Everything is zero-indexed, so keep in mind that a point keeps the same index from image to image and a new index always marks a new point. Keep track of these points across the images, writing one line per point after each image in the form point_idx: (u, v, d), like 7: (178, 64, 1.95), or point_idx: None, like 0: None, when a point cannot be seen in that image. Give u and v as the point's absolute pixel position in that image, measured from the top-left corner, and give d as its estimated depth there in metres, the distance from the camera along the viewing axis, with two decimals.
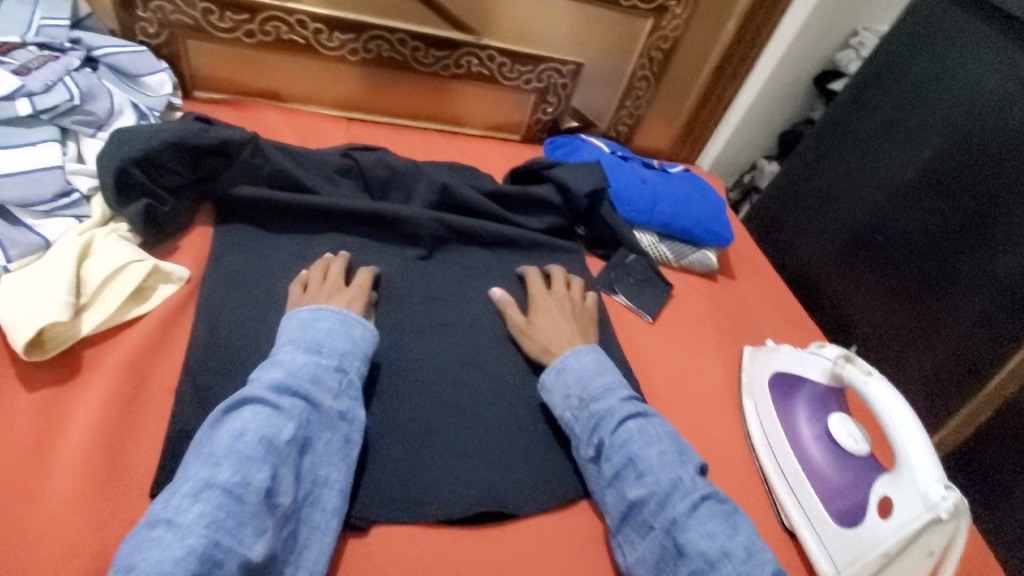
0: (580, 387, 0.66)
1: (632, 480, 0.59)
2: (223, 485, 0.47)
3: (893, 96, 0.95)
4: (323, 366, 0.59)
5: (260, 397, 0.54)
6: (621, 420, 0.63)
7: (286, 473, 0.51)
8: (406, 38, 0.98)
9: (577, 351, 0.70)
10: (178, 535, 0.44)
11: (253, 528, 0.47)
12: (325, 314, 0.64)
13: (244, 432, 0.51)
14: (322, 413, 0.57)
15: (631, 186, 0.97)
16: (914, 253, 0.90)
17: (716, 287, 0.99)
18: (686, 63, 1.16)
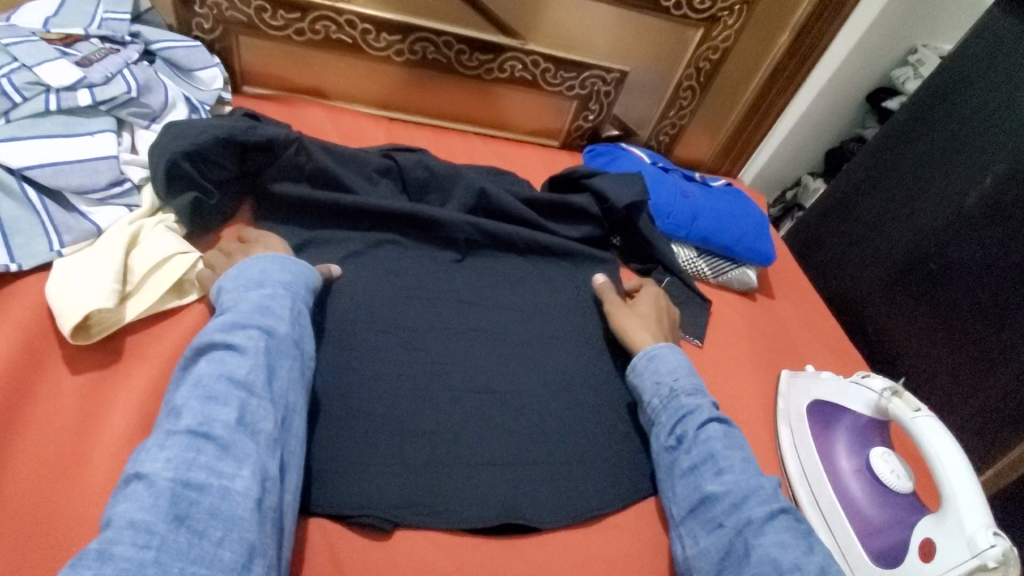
0: (672, 379, 0.68)
1: (710, 475, 0.59)
2: (186, 429, 0.48)
3: (956, 119, 0.90)
4: (273, 296, 0.60)
5: (213, 341, 0.55)
6: (706, 420, 0.64)
7: (256, 401, 0.52)
8: (452, 41, 0.98)
9: (672, 346, 0.72)
10: (152, 483, 0.44)
11: (234, 454, 0.48)
12: (252, 262, 0.64)
13: (204, 379, 0.52)
14: (278, 341, 0.57)
15: (672, 199, 0.96)
16: (968, 286, 0.86)
17: (754, 306, 0.97)
18: (734, 75, 1.13)
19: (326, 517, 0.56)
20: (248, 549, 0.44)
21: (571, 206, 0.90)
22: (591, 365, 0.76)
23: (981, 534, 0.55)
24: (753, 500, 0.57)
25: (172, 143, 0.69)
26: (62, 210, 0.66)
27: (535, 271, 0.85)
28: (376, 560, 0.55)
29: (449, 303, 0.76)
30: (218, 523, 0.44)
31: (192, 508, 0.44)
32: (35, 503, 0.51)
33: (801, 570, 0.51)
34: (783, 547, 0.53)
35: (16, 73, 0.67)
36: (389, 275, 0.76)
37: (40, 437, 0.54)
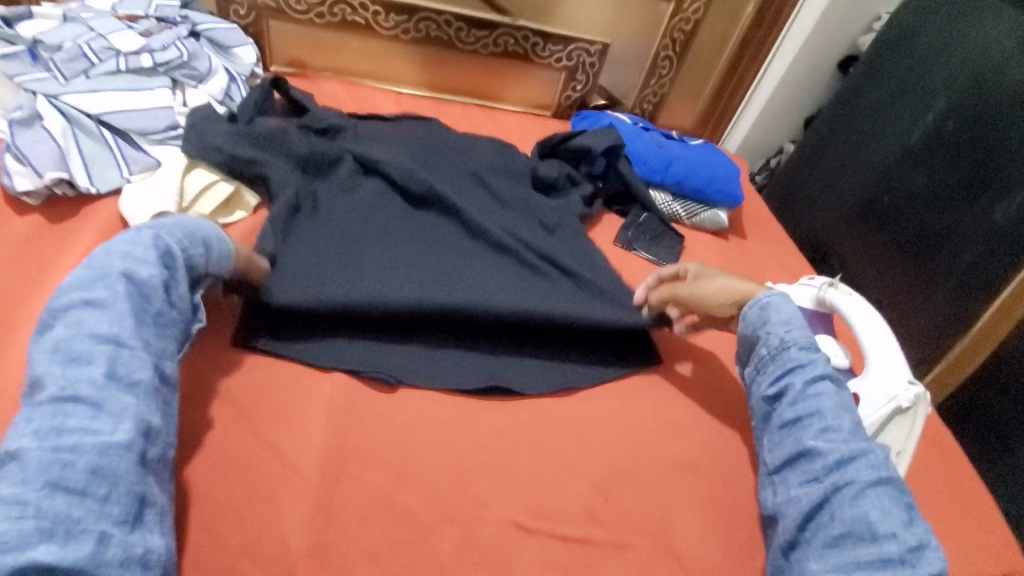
0: (784, 330, 0.66)
1: (814, 431, 0.59)
2: (51, 395, 0.48)
3: (904, 66, 1.00)
4: (138, 241, 0.58)
5: (73, 305, 0.54)
6: (820, 377, 0.62)
7: (125, 356, 0.52)
8: (452, 20, 1.13)
9: (781, 295, 0.70)
10: (21, 457, 0.45)
11: (107, 416, 0.49)
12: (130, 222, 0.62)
13: (63, 343, 0.52)
14: (145, 289, 0.56)
15: (648, 149, 1.07)
16: (917, 211, 0.94)
17: (726, 244, 1.07)
18: (707, 45, 1.25)
19: (343, 373, 0.68)
20: (135, 503, 0.48)
21: (551, 181, 0.98)
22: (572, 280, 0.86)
23: (899, 387, 0.64)
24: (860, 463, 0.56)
25: (189, 141, 0.81)
26: (129, 147, 0.80)
27: (526, 210, 0.93)
28: (384, 411, 0.66)
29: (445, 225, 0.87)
30: (103, 479, 0.46)
31: (67, 472, 0.45)
32: None
33: (897, 538, 0.51)
34: (883, 514, 0.52)
35: (94, 40, 0.83)
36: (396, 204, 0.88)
37: None
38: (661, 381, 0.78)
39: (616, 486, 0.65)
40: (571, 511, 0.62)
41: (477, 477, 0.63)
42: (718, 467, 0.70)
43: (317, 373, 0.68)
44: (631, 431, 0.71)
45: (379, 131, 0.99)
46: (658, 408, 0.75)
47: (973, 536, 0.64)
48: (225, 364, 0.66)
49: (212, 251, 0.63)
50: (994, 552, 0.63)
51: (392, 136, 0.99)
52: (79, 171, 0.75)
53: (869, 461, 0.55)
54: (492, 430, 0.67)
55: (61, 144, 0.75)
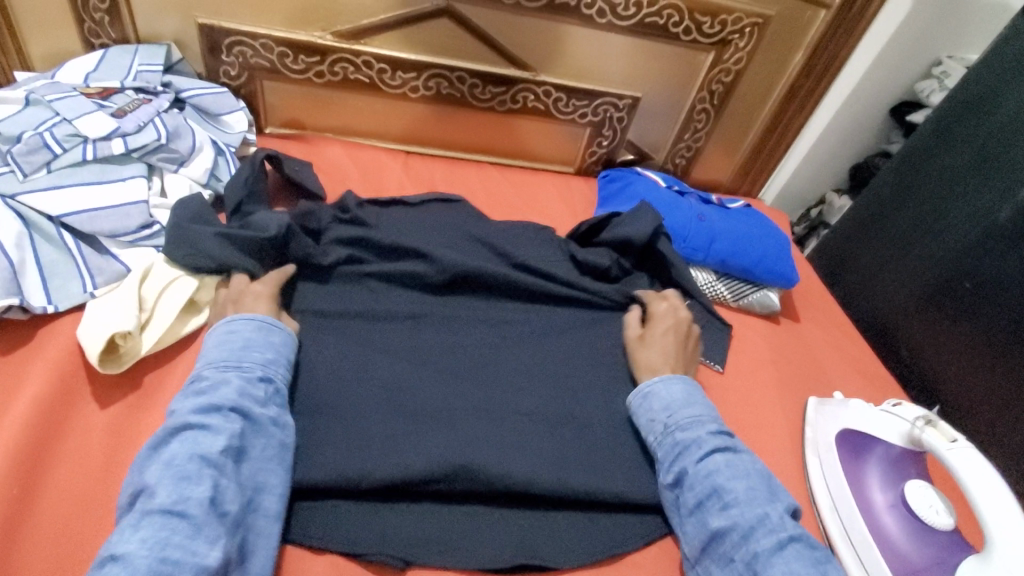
0: (666, 414, 0.67)
1: (716, 510, 0.59)
2: (161, 507, 0.48)
3: (984, 131, 0.87)
4: (247, 374, 0.59)
5: (186, 422, 0.53)
6: (707, 452, 0.63)
7: (228, 483, 0.51)
8: (465, 76, 1.01)
9: (666, 380, 0.70)
10: (125, 563, 0.44)
11: (204, 538, 0.47)
12: (241, 325, 0.63)
13: (175, 458, 0.51)
14: (256, 423, 0.57)
15: (688, 222, 0.95)
16: (1008, 303, 0.81)
17: (778, 330, 0.94)
18: (749, 95, 1.12)
19: (340, 555, 0.58)
20: None
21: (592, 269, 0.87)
22: (606, 394, 0.75)
23: None
24: (761, 531, 0.56)
25: (173, 255, 0.70)
26: (96, 253, 0.69)
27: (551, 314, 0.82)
28: None
29: (461, 330, 0.77)
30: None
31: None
32: (58, 543, 0.52)
33: None
34: None
35: (57, 126, 0.73)
36: (404, 307, 0.77)
37: (67, 473, 0.56)
38: None
39: None
40: None
41: None
42: None
43: (314, 553, 0.57)
44: None
45: (391, 219, 0.89)
46: None
47: None
48: None
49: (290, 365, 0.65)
50: None
51: (405, 220, 0.89)
52: (35, 289, 0.64)
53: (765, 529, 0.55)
54: None
55: (14, 258, 0.64)
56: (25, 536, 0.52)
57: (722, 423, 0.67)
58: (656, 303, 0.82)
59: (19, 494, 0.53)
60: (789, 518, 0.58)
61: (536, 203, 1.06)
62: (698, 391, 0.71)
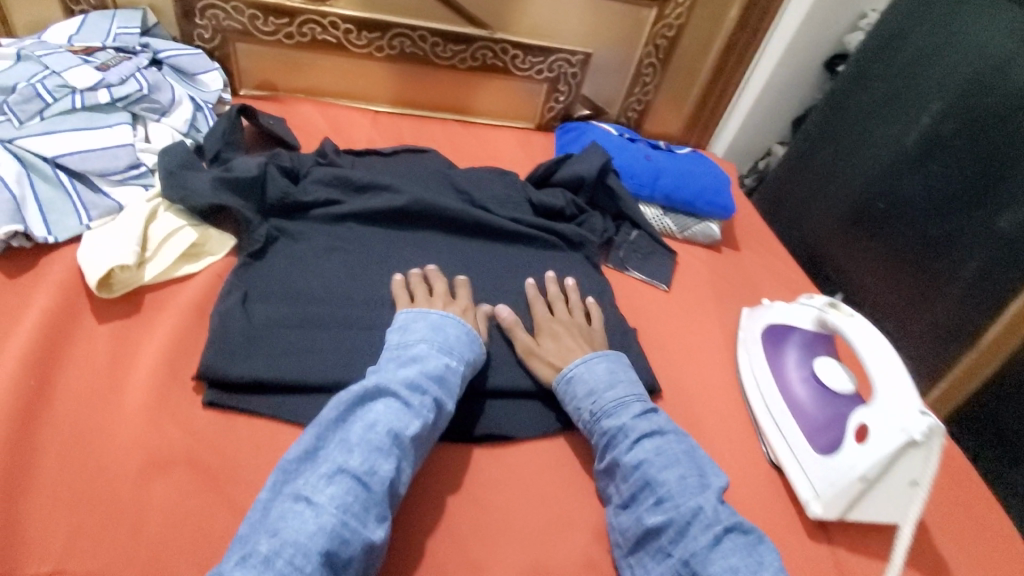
0: (592, 400, 0.68)
1: (650, 505, 0.60)
2: (354, 471, 0.55)
3: (895, 68, 0.96)
4: (451, 368, 0.66)
5: (396, 393, 0.61)
6: (636, 439, 0.64)
7: (406, 466, 0.58)
8: (427, 35, 1.09)
9: (588, 360, 0.71)
10: (316, 510, 0.52)
11: (375, 515, 0.54)
12: (453, 323, 0.70)
13: (375, 426, 0.58)
14: (441, 413, 0.63)
15: (635, 162, 1.04)
16: (914, 218, 0.91)
17: (719, 257, 1.04)
18: (691, 50, 1.21)
19: None
20: None
21: (551, 207, 0.96)
22: None
23: (910, 420, 0.61)
24: (697, 525, 0.58)
25: (167, 194, 0.77)
26: (89, 190, 0.76)
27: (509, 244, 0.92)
28: None
29: (427, 258, 0.85)
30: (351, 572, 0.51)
31: (338, 550, 0.50)
32: (72, 425, 0.59)
33: None
34: None
35: (48, 78, 0.79)
36: (375, 240, 0.85)
37: (77, 369, 0.63)
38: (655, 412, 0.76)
39: None
40: (571, 566, 0.61)
41: (471, 537, 0.60)
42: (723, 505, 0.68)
43: (297, 429, 0.64)
44: None
45: (365, 165, 0.97)
46: None
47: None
48: (196, 426, 0.61)
49: (475, 368, 0.70)
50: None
51: (377, 165, 0.97)
52: (35, 220, 0.71)
53: (701, 525, 0.57)
54: (486, 480, 0.65)
55: (16, 192, 0.70)
56: (41, 418, 0.58)
57: (646, 402, 0.69)
58: (541, 309, 0.79)
59: (35, 384, 0.60)
60: (722, 505, 0.60)
61: (497, 153, 1.15)
62: (622, 368, 0.72)
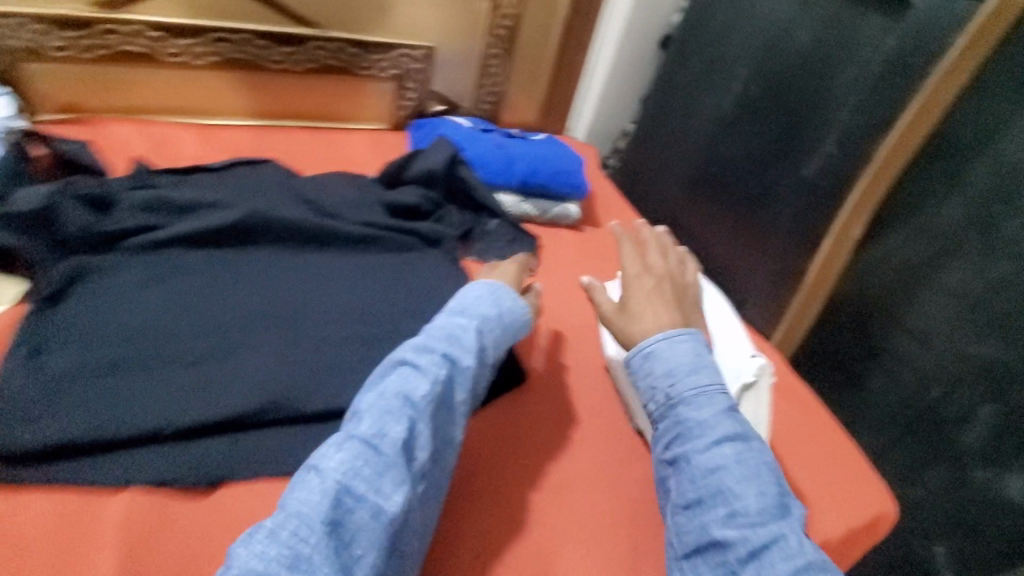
0: (669, 383, 0.66)
1: (722, 516, 0.57)
2: (363, 437, 0.56)
3: (707, 41, 1.04)
4: (463, 329, 0.68)
5: (406, 361, 0.63)
6: (716, 441, 0.61)
7: (420, 428, 0.58)
8: (251, 38, 1.02)
9: (673, 338, 0.68)
10: (322, 477, 0.53)
11: (390, 480, 0.54)
12: (476, 286, 0.75)
13: (387, 391, 0.60)
14: (455, 368, 0.65)
15: (488, 151, 1.04)
16: (742, 175, 0.98)
17: (580, 236, 1.07)
18: (533, 37, 1.23)
19: (143, 487, 0.59)
20: None
21: (405, 206, 0.93)
22: (416, 309, 0.81)
23: (747, 365, 0.74)
24: (775, 551, 0.54)
25: None
26: None
27: (361, 249, 0.88)
28: (198, 520, 0.58)
29: (269, 277, 0.79)
30: (359, 542, 0.51)
31: (343, 517, 0.51)
32: None
33: None
34: None
35: None
36: (206, 265, 0.78)
37: None
38: (523, 400, 0.77)
39: (479, 525, 0.64)
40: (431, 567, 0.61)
41: None
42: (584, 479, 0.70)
43: (113, 493, 0.58)
44: (490, 462, 0.70)
45: (195, 182, 0.88)
46: (522, 429, 0.74)
47: (834, 492, 0.73)
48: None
49: (506, 328, 0.72)
50: (826, 502, 0.71)
51: (209, 181, 0.89)
52: None
53: (781, 554, 0.52)
54: None
55: None
56: None
57: (730, 397, 0.65)
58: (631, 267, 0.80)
59: None
60: (807, 536, 0.55)
61: (349, 157, 1.10)
62: (705, 354, 0.68)
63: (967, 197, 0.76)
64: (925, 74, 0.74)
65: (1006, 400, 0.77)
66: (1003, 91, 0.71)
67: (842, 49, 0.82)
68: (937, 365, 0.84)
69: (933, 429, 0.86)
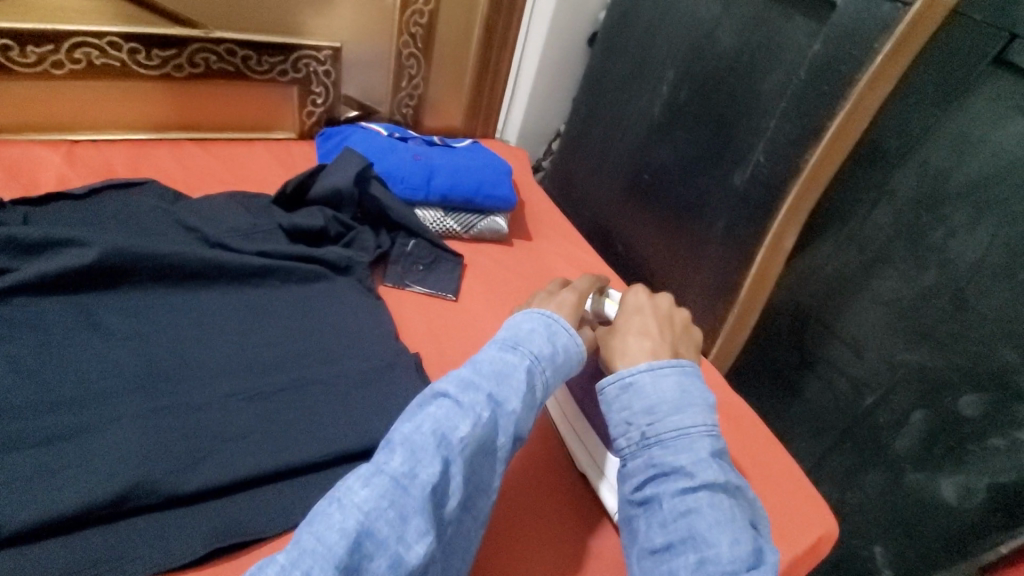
0: (648, 415, 0.55)
1: (691, 569, 0.47)
2: (393, 473, 0.46)
3: (633, 39, 0.98)
4: (515, 364, 0.56)
5: (447, 391, 0.53)
6: (692, 486, 0.51)
7: (456, 471, 0.49)
8: (119, 41, 0.88)
9: (657, 370, 0.57)
10: (343, 509, 0.44)
11: (416, 529, 0.45)
12: (532, 316, 0.62)
13: (421, 425, 0.50)
14: (499, 407, 0.54)
15: (403, 164, 0.95)
16: (672, 181, 0.94)
17: (510, 251, 0.99)
18: (451, 35, 1.14)
19: None
20: None
21: (307, 230, 0.84)
22: (320, 350, 0.72)
23: None
24: None
25: None
26: None
27: (257, 284, 0.77)
28: None
29: (143, 325, 0.68)
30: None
31: (360, 564, 0.42)
32: None
33: None
34: None
35: None
36: (62, 316, 0.66)
37: None
38: None
39: None
40: None
41: None
42: (516, 535, 0.62)
43: None
44: None
45: (56, 215, 0.76)
46: None
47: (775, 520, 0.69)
48: None
49: (564, 360, 0.61)
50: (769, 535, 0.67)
51: (79, 216, 0.77)
52: None
53: None
54: None
55: None
56: None
57: (716, 436, 0.54)
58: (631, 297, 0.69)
59: None
60: None
61: (248, 173, 0.98)
62: (698, 388, 0.57)
63: (894, 205, 0.76)
64: (853, 79, 0.69)
65: (937, 407, 0.76)
66: (929, 100, 0.70)
67: (766, 51, 0.78)
68: (871, 372, 0.82)
69: (868, 434, 0.85)
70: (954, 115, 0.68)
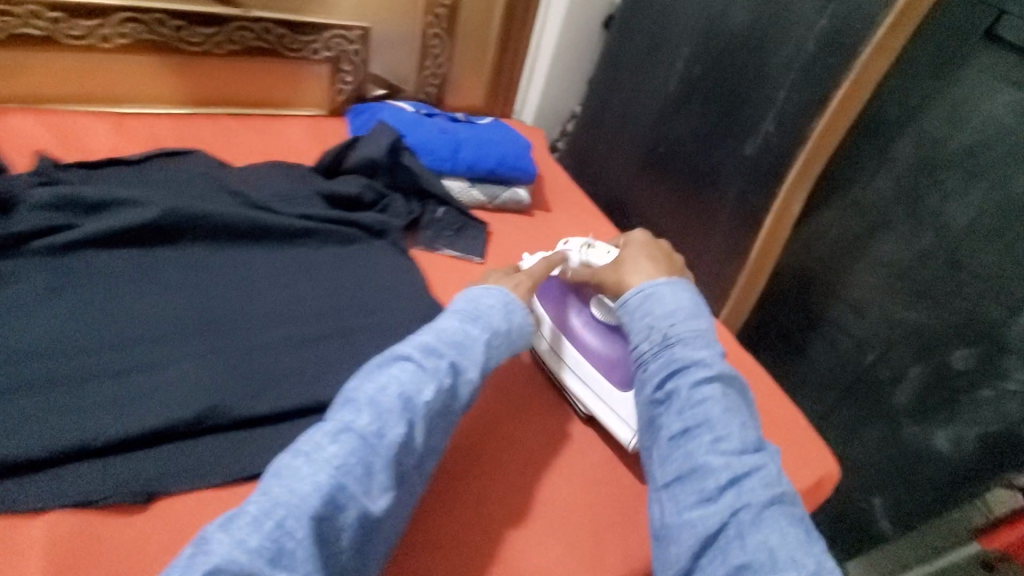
0: (667, 324, 0.62)
1: (708, 443, 0.54)
2: (360, 431, 0.51)
3: (649, 20, 1.04)
4: (472, 335, 0.63)
5: (410, 356, 0.59)
6: (708, 378, 0.57)
7: (418, 428, 0.55)
8: (165, 18, 0.93)
9: (675, 284, 0.66)
10: (313, 463, 0.49)
11: (378, 484, 0.50)
12: (492, 293, 0.69)
13: (382, 389, 0.55)
14: (455, 376, 0.60)
15: (431, 137, 1.01)
16: (686, 155, 0.99)
17: (531, 221, 1.05)
18: (473, 17, 1.19)
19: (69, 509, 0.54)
20: None
21: (345, 197, 0.89)
22: (363, 302, 0.78)
23: None
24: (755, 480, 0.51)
25: None
26: None
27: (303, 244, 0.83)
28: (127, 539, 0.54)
29: (202, 276, 0.74)
30: (338, 543, 0.47)
31: (332, 513, 0.47)
32: None
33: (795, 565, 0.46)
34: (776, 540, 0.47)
35: None
36: (131, 267, 0.72)
37: None
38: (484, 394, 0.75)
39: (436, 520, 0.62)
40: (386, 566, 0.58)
41: None
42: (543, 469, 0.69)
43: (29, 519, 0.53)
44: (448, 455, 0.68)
45: (118, 177, 0.81)
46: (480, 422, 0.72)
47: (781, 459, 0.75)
48: None
49: (509, 337, 0.67)
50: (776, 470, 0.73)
51: (137, 177, 0.82)
52: None
53: (761, 479, 0.50)
54: None
55: None
56: None
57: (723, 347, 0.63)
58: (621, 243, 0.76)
59: None
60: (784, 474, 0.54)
61: (284, 145, 1.04)
62: (705, 309, 0.65)
63: (895, 172, 0.81)
64: (857, 54, 0.75)
65: (933, 361, 0.82)
66: (926, 73, 0.76)
67: (775, 29, 0.83)
68: (870, 331, 0.88)
69: (868, 391, 0.91)
70: (950, 87, 0.74)
